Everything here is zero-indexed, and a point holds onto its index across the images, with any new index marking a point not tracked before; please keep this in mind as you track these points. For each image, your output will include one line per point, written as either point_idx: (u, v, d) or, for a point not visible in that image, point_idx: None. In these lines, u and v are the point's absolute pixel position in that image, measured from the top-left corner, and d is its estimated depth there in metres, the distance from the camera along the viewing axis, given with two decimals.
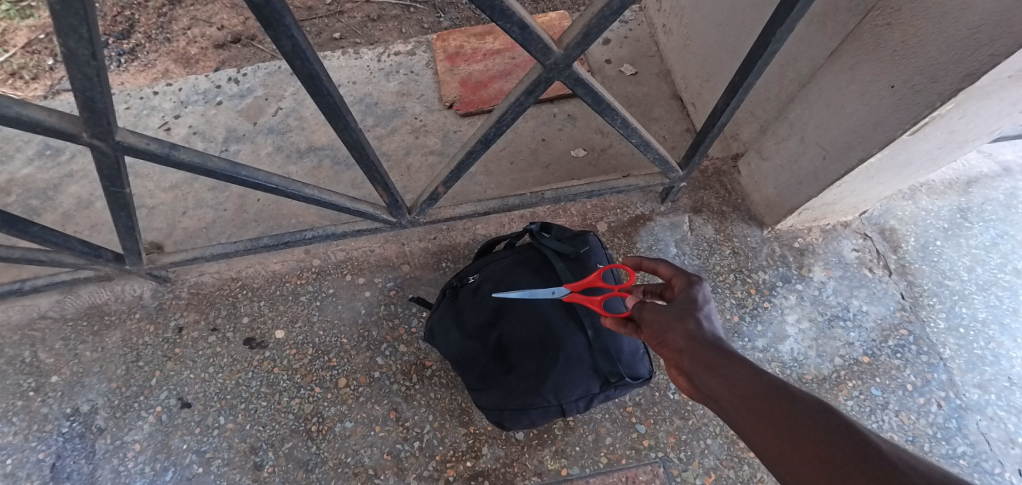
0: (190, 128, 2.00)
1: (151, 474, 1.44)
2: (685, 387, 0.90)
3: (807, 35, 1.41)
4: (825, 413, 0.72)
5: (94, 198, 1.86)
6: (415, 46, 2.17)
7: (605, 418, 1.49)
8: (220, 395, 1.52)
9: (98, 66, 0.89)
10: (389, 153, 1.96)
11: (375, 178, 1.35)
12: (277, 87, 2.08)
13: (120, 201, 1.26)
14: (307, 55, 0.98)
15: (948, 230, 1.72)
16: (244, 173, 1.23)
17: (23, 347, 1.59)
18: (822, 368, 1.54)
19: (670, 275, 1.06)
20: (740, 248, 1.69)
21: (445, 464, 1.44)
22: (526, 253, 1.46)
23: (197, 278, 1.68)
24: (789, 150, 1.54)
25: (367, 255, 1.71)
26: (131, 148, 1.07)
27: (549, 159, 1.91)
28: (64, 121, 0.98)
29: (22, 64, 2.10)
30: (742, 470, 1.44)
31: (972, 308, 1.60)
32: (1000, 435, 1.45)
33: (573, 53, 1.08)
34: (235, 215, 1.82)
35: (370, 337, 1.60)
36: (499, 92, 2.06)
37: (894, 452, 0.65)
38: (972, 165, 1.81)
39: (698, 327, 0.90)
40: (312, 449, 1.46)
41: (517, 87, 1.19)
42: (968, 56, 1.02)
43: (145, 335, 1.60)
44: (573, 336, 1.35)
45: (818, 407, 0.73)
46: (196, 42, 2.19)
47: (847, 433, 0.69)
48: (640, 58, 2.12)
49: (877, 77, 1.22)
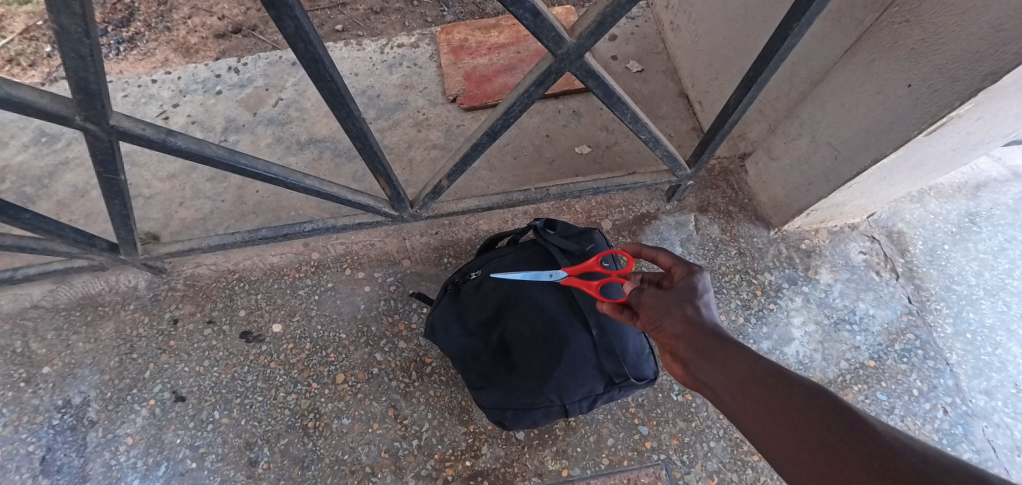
0: (189, 117, 1.96)
1: (143, 469, 1.41)
2: (679, 374, 0.88)
3: (821, 33, 1.38)
4: (823, 396, 0.70)
5: (90, 187, 1.82)
6: (419, 38, 2.14)
7: (607, 419, 1.46)
8: (215, 389, 1.50)
9: (92, 45, 0.85)
10: (390, 146, 1.93)
11: (377, 169, 1.32)
12: (278, 78, 2.04)
13: (115, 189, 1.22)
14: (311, 37, 0.95)
15: (956, 234, 1.69)
16: (242, 161, 1.20)
17: (14, 336, 1.56)
18: (828, 371, 1.52)
19: (669, 264, 1.04)
20: (746, 248, 1.67)
21: (445, 463, 1.42)
22: (530, 250, 1.43)
23: (193, 269, 1.64)
24: (799, 149, 1.52)
25: (367, 249, 1.68)
26: (126, 133, 1.04)
27: (553, 155, 1.89)
28: (57, 103, 0.95)
29: (20, 51, 2.05)
30: (745, 474, 1.42)
31: (980, 313, 1.58)
32: (1007, 442, 1.43)
33: (586, 42, 1.06)
34: (233, 207, 1.79)
35: (369, 332, 1.57)
36: (503, 87, 2.03)
37: (891, 435, 0.64)
38: (981, 169, 1.79)
39: (697, 313, 0.89)
40: (308, 446, 1.43)
41: (527, 78, 1.16)
42: (991, 54, 1.00)
43: (140, 326, 1.57)
44: (577, 335, 1.32)
45: (815, 390, 0.71)
46: (196, 32, 2.15)
47: (844, 417, 0.67)
48: (647, 55, 2.09)
49: (895, 75, 1.20)
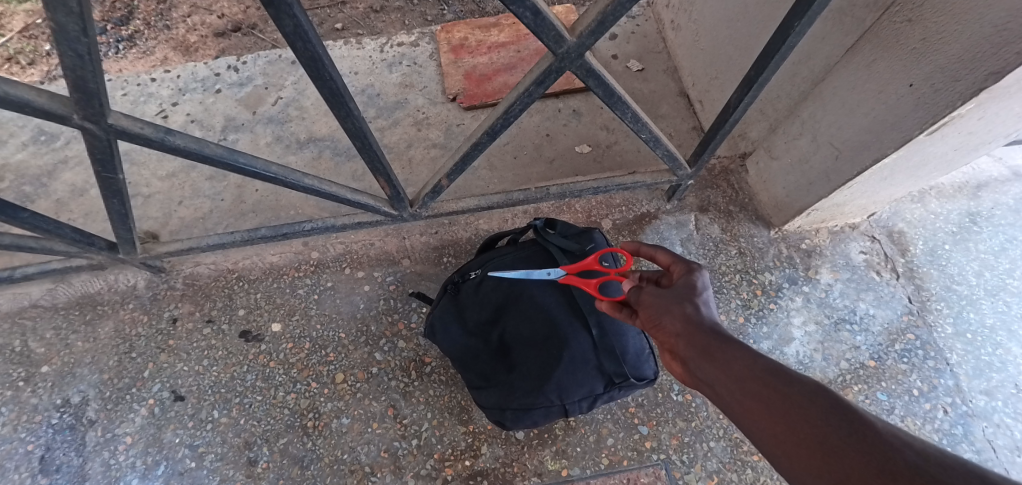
0: (188, 116, 1.96)
1: (143, 469, 1.41)
2: (679, 372, 0.88)
3: (822, 32, 1.38)
4: (822, 394, 0.70)
5: (89, 186, 1.82)
6: (419, 37, 2.13)
7: (607, 419, 1.46)
8: (214, 389, 1.49)
9: (89, 43, 0.85)
10: (390, 145, 1.93)
11: (376, 169, 1.31)
12: (277, 76, 2.03)
13: (114, 188, 1.22)
14: (310, 36, 0.94)
15: (957, 234, 1.69)
16: (241, 160, 1.19)
17: (13, 336, 1.55)
18: (828, 371, 1.52)
19: (668, 263, 1.04)
20: (747, 248, 1.67)
21: (444, 463, 1.42)
22: (530, 250, 1.42)
23: (193, 268, 1.64)
24: (800, 149, 1.51)
25: (367, 249, 1.68)
26: (124, 132, 1.04)
27: (553, 155, 1.88)
28: (55, 102, 0.95)
29: (19, 49, 2.05)
30: (745, 474, 1.42)
31: (980, 313, 1.58)
32: (1008, 442, 1.43)
33: (586, 42, 1.05)
34: (233, 206, 1.79)
35: (369, 332, 1.56)
36: (503, 86, 2.03)
37: (890, 432, 0.63)
38: (982, 169, 1.79)
39: (697, 311, 0.88)
40: (307, 445, 1.43)
41: (527, 77, 1.16)
42: (993, 54, 0.99)
43: (139, 325, 1.57)
44: (577, 335, 1.32)
45: (815, 388, 0.71)
46: (195, 30, 2.15)
47: (844, 415, 0.67)
48: (648, 54, 2.09)
49: (896, 74, 1.19)
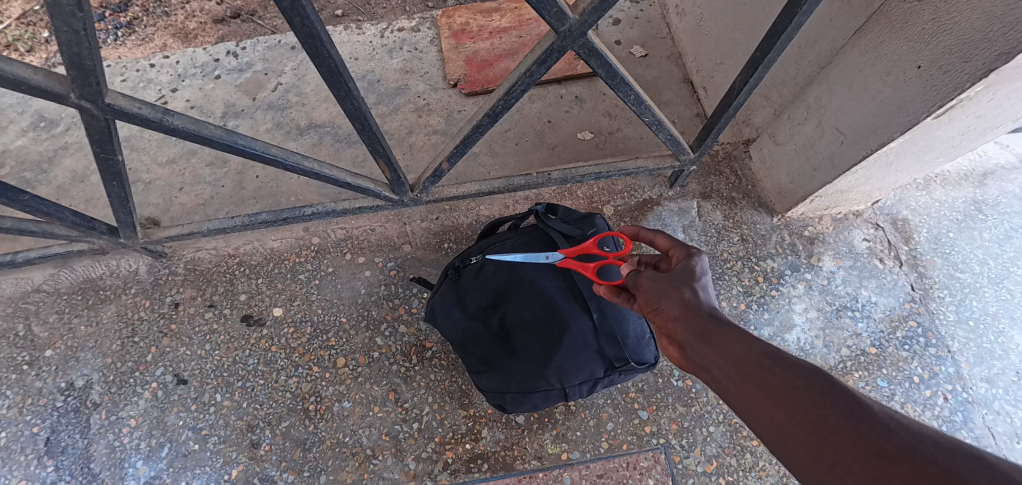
0: (188, 102, 1.95)
1: (147, 450, 1.42)
2: (675, 356, 0.87)
3: (829, 14, 1.37)
4: (820, 377, 0.70)
5: (90, 172, 1.82)
6: (420, 22, 2.11)
7: (607, 403, 1.46)
8: (217, 372, 1.50)
9: (84, 18, 0.85)
10: (390, 132, 1.92)
11: (376, 151, 1.30)
12: (277, 62, 2.02)
13: (112, 170, 1.21)
14: (307, 12, 0.93)
15: (962, 222, 1.68)
16: (240, 142, 1.18)
17: (17, 320, 1.56)
18: (828, 358, 1.52)
19: (667, 247, 1.03)
20: (749, 235, 1.67)
21: (445, 446, 1.42)
22: (531, 235, 1.42)
23: (194, 253, 1.64)
24: (804, 134, 1.50)
25: (368, 234, 1.68)
26: (122, 112, 1.03)
27: (555, 141, 1.87)
28: (51, 80, 0.95)
29: (18, 36, 2.04)
30: (744, 458, 1.42)
31: (983, 301, 1.57)
32: (1007, 429, 1.43)
33: (589, 20, 1.04)
34: (234, 192, 1.78)
35: (370, 317, 1.57)
36: (504, 71, 2.01)
37: (888, 414, 0.64)
38: (988, 157, 1.77)
39: (695, 296, 0.88)
40: (309, 428, 1.44)
41: (530, 57, 1.15)
42: (1004, 33, 0.99)
43: (141, 310, 1.57)
44: (578, 319, 1.32)
45: (813, 371, 0.71)
46: (195, 16, 2.13)
47: (842, 397, 0.67)
48: (651, 39, 2.07)
49: (903, 56, 1.18)
